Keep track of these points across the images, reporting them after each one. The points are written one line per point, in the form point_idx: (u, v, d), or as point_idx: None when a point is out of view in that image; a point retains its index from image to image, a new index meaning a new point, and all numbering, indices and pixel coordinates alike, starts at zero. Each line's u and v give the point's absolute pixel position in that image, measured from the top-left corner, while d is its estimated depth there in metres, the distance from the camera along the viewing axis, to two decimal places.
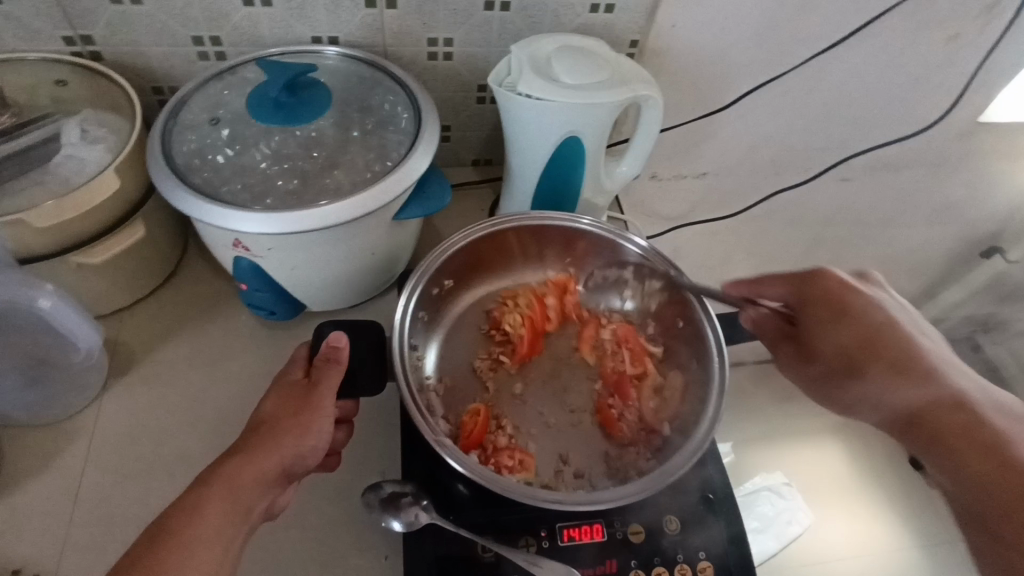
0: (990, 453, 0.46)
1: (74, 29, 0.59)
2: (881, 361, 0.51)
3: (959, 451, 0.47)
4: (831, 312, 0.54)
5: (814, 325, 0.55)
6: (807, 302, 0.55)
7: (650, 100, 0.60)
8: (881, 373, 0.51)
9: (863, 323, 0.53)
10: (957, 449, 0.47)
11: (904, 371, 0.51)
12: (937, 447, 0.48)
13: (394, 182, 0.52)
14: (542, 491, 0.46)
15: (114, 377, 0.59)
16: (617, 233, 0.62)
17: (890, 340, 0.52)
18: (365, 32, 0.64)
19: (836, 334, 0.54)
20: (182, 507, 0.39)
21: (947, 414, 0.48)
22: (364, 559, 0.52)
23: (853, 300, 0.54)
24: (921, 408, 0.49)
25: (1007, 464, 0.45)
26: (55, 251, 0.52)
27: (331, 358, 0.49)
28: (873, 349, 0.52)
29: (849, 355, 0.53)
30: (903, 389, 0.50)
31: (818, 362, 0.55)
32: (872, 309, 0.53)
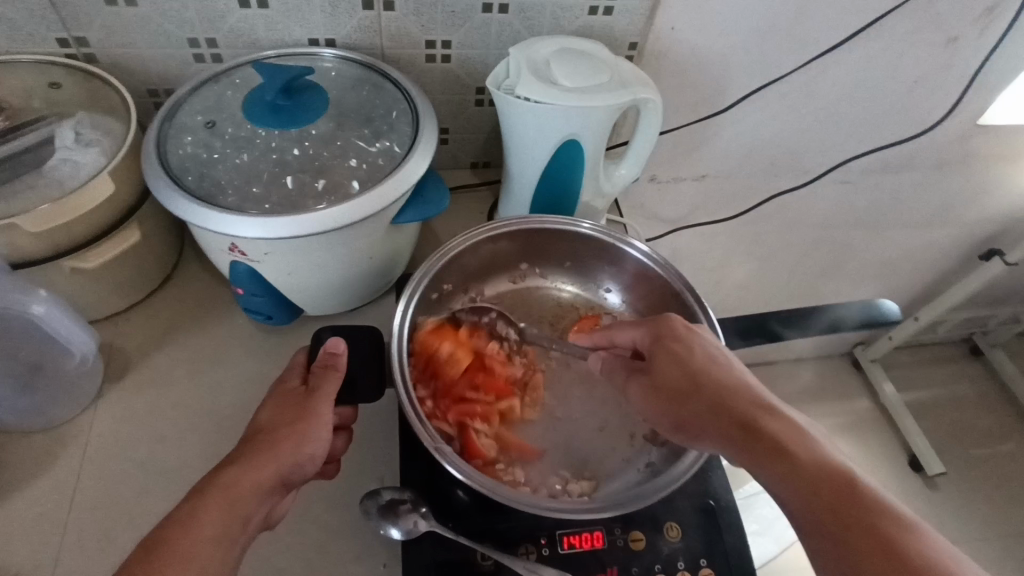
0: (822, 477, 0.38)
1: (68, 31, 0.58)
2: (724, 401, 0.44)
3: (807, 476, 0.38)
4: (686, 353, 0.47)
5: (663, 371, 0.47)
6: (662, 339, 0.49)
7: (650, 103, 0.60)
8: (717, 411, 0.43)
9: (709, 368, 0.46)
10: (800, 467, 0.39)
11: (738, 408, 0.43)
12: (783, 472, 0.39)
13: (393, 185, 0.51)
14: (544, 499, 0.46)
15: (109, 382, 0.59)
16: (617, 236, 0.62)
17: (730, 381, 0.45)
18: (362, 34, 0.63)
19: (670, 363, 0.47)
20: (180, 518, 0.39)
21: (769, 447, 0.40)
22: (363, 566, 0.51)
23: (693, 344, 0.48)
24: (784, 449, 0.40)
25: (837, 480, 0.38)
26: (49, 256, 0.51)
27: (329, 364, 0.48)
28: (720, 395, 0.44)
29: (691, 394, 0.45)
30: (736, 421, 0.42)
31: (664, 399, 0.46)
32: (708, 352, 0.47)
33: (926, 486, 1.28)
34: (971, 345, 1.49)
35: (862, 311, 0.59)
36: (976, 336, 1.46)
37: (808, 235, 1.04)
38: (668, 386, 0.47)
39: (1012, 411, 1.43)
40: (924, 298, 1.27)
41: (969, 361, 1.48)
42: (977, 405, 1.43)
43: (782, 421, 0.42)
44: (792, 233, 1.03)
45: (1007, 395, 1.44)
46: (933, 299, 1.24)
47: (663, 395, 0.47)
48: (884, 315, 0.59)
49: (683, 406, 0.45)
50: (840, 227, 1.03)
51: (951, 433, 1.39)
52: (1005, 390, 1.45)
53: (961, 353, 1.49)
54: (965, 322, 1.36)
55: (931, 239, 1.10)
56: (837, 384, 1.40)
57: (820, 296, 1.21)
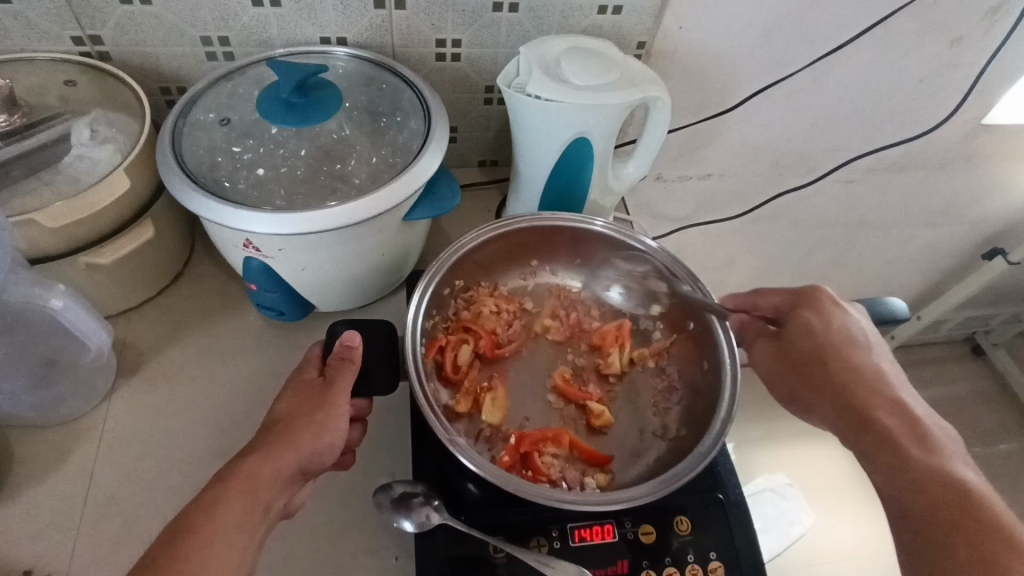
0: (929, 476, 0.42)
1: (83, 29, 0.59)
2: (849, 379, 0.48)
3: (912, 468, 0.43)
4: (823, 327, 0.51)
5: (799, 340, 0.51)
6: (801, 309, 0.52)
7: (660, 101, 0.60)
8: (836, 390, 0.48)
9: (844, 346, 0.49)
10: (910, 460, 0.43)
11: (858, 391, 0.47)
12: (887, 459, 0.44)
13: (406, 182, 0.52)
14: (558, 491, 0.46)
15: (122, 377, 0.59)
16: (628, 233, 0.62)
17: (860, 365, 0.49)
18: (374, 32, 0.64)
19: (804, 339, 0.51)
20: (202, 505, 0.39)
21: (878, 437, 0.45)
22: (375, 559, 0.52)
23: (834, 319, 0.51)
24: (896, 441, 0.44)
25: (944, 490, 0.41)
26: (65, 252, 0.52)
27: (345, 357, 0.49)
28: (846, 377, 0.48)
29: (817, 368, 0.49)
30: (851, 405, 0.47)
31: (791, 369, 0.51)
32: (849, 332, 0.50)
33: None
34: (973, 344, 1.50)
35: (872, 310, 0.59)
36: (976, 336, 1.47)
37: (812, 235, 1.05)
38: (794, 356, 0.51)
39: (1013, 410, 1.44)
40: (927, 297, 1.27)
41: (969, 361, 1.49)
42: (978, 405, 1.44)
43: (902, 420, 0.46)
44: (795, 232, 1.04)
45: (1007, 395, 1.45)
46: (935, 299, 1.25)
47: (789, 363, 0.51)
48: (893, 314, 0.59)
49: (805, 377, 0.50)
50: (843, 227, 1.04)
51: (952, 432, 1.40)
52: (1006, 389, 1.46)
53: (962, 352, 1.50)
54: (967, 321, 1.37)
55: (933, 239, 1.10)
56: None
57: None
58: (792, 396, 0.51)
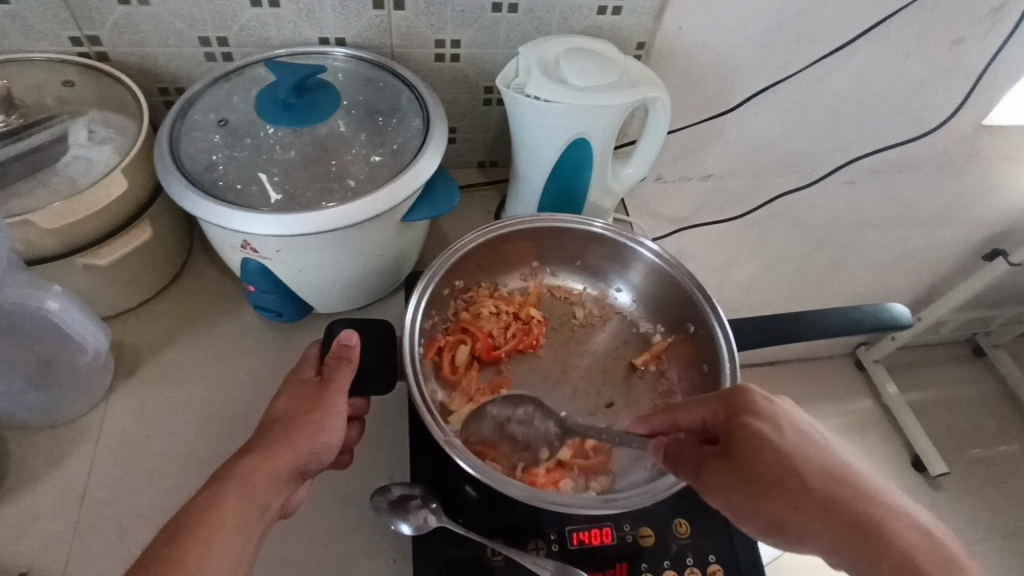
0: None
1: (80, 30, 0.59)
2: (831, 496, 0.39)
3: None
4: (774, 433, 0.42)
5: (752, 457, 0.42)
6: (740, 418, 0.44)
7: (659, 102, 0.60)
8: (823, 507, 0.39)
9: (803, 451, 0.41)
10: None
11: (852, 508, 0.39)
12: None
13: (404, 183, 0.52)
14: (554, 494, 0.46)
15: (120, 379, 0.59)
16: (627, 235, 0.62)
17: (834, 467, 0.41)
18: (373, 33, 0.64)
19: (766, 456, 0.41)
20: (199, 504, 0.39)
21: (895, 563, 0.36)
22: (373, 562, 0.52)
23: (778, 420, 0.43)
24: (914, 561, 0.37)
25: None
26: (62, 253, 0.52)
27: (343, 356, 0.49)
28: (826, 491, 0.40)
29: (790, 485, 0.40)
30: (856, 527, 0.38)
31: (749, 489, 0.41)
32: (799, 430, 0.43)
33: (928, 487, 1.29)
34: (974, 345, 1.50)
35: (873, 313, 0.59)
36: (977, 336, 1.47)
37: (813, 235, 1.05)
38: (754, 474, 0.41)
39: (1014, 411, 1.44)
40: (928, 298, 1.27)
41: (970, 362, 1.49)
42: (979, 406, 1.44)
43: (905, 524, 0.38)
44: (796, 233, 1.04)
45: (1008, 396, 1.45)
46: (936, 300, 1.25)
47: (749, 484, 0.41)
48: (893, 318, 0.59)
49: (786, 504, 0.40)
50: (844, 228, 1.04)
51: (952, 433, 1.40)
52: (1007, 391, 1.46)
53: (963, 353, 1.49)
54: (968, 322, 1.36)
55: (934, 239, 1.10)
56: (839, 385, 1.41)
57: (824, 296, 1.21)
58: (771, 525, 0.40)
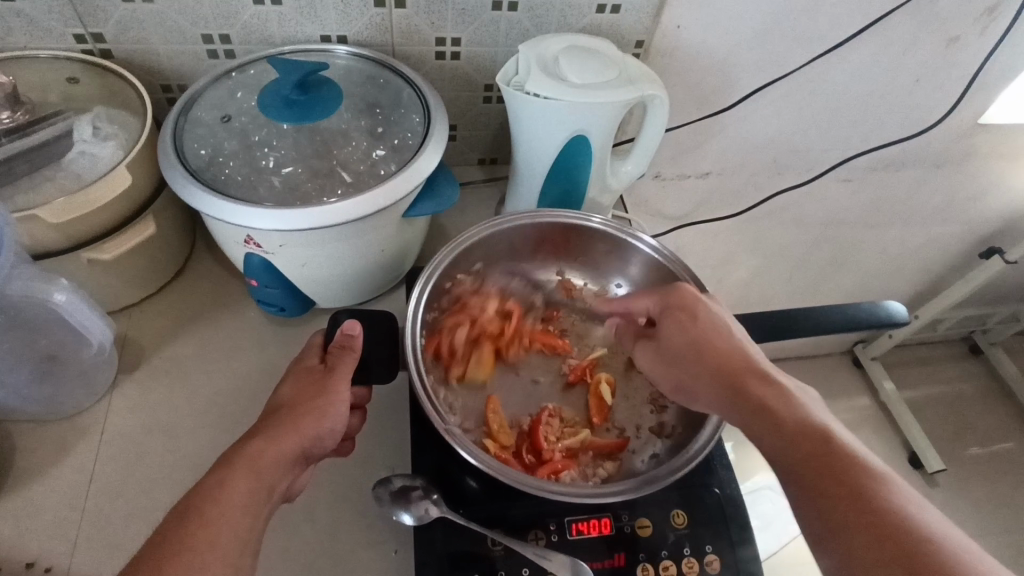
0: (800, 431, 0.42)
1: (85, 27, 0.59)
2: (722, 364, 0.47)
3: (784, 430, 0.42)
4: (690, 322, 0.50)
5: (670, 333, 0.51)
6: (668, 305, 0.52)
7: (657, 100, 0.61)
8: (713, 373, 0.47)
9: (711, 333, 0.49)
10: (780, 421, 0.43)
11: (734, 371, 0.47)
12: (766, 426, 0.43)
13: (405, 179, 0.52)
14: (553, 483, 0.47)
15: (124, 373, 0.60)
16: (625, 230, 0.63)
17: (729, 345, 0.48)
18: (374, 31, 0.64)
19: (677, 331, 0.51)
20: (207, 486, 0.40)
21: (755, 406, 0.44)
22: (374, 553, 0.52)
23: (698, 312, 0.51)
24: (765, 406, 0.44)
25: (812, 438, 0.41)
26: (67, 248, 0.52)
27: (346, 346, 0.50)
28: (720, 359, 0.48)
29: (690, 356, 0.49)
30: (728, 385, 0.46)
31: (668, 364, 0.51)
32: (715, 320, 0.50)
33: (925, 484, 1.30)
34: (971, 343, 1.51)
35: (869, 309, 0.60)
36: (975, 335, 1.48)
37: (810, 233, 1.06)
38: (673, 353, 0.51)
39: (1012, 409, 1.44)
40: (924, 295, 1.28)
41: (968, 360, 1.50)
42: (976, 403, 1.45)
43: (773, 384, 0.45)
44: (794, 231, 1.04)
45: (1004, 394, 1.46)
46: (933, 298, 1.26)
47: (667, 356, 0.51)
48: (889, 314, 0.60)
49: (682, 373, 0.50)
50: (842, 225, 1.05)
51: (949, 430, 1.40)
52: (1004, 389, 1.46)
53: (960, 351, 1.50)
54: (965, 320, 1.37)
55: (931, 237, 1.11)
56: (837, 383, 1.42)
57: (821, 294, 1.22)
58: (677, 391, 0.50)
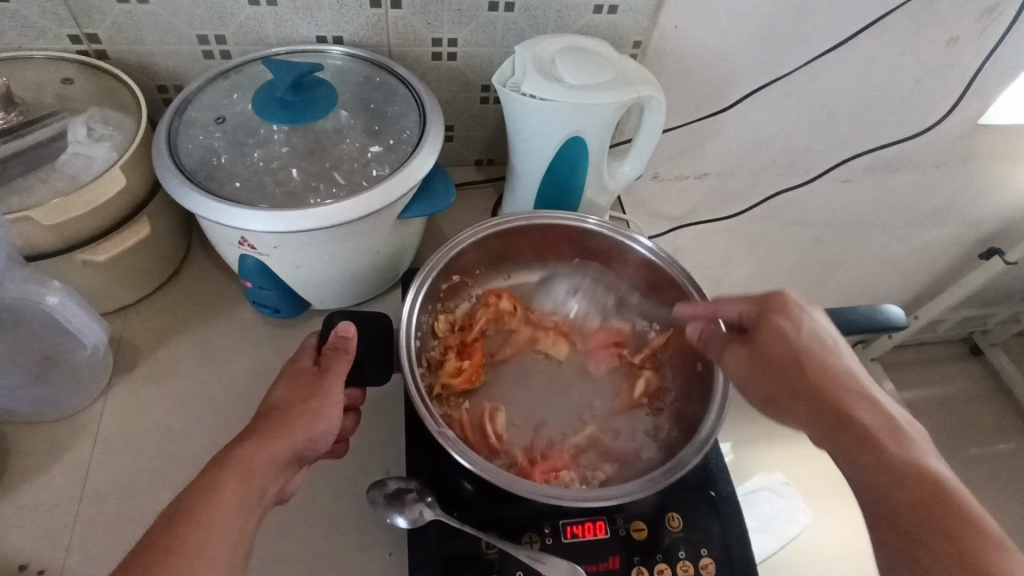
0: (909, 473, 0.38)
1: (80, 28, 0.59)
2: (824, 384, 0.44)
3: (890, 469, 0.38)
4: (794, 331, 0.47)
5: (768, 343, 0.48)
6: (768, 313, 0.49)
7: (654, 101, 0.61)
8: (812, 393, 0.44)
9: (818, 351, 0.46)
10: (885, 457, 0.39)
11: (835, 397, 0.43)
12: (867, 460, 0.39)
13: (400, 181, 0.52)
14: (549, 487, 0.47)
15: (118, 374, 0.59)
16: (621, 232, 0.62)
17: (834, 365, 0.45)
18: (370, 31, 0.64)
19: (772, 342, 0.47)
20: (198, 489, 0.39)
21: (858, 435, 0.41)
22: (368, 555, 0.52)
23: (800, 321, 0.48)
24: (871, 436, 0.40)
25: (921, 483, 0.37)
26: (61, 250, 0.52)
27: (340, 347, 0.49)
28: (820, 377, 0.45)
29: (790, 370, 0.46)
30: (831, 407, 0.43)
31: (760, 372, 0.47)
32: (816, 334, 0.47)
33: None
34: (971, 344, 1.50)
35: (866, 312, 0.60)
36: (975, 335, 1.48)
37: (809, 234, 1.05)
38: (770, 361, 0.47)
39: (1012, 411, 1.44)
40: (923, 296, 1.28)
41: (968, 360, 1.50)
42: (976, 404, 1.45)
43: (878, 414, 0.42)
44: (793, 231, 1.04)
45: (1004, 394, 1.45)
46: (932, 298, 1.26)
47: (761, 366, 0.47)
48: (887, 317, 0.60)
49: (783, 383, 0.46)
50: (841, 226, 1.04)
51: (949, 431, 1.40)
52: (1004, 390, 1.46)
53: (960, 352, 1.50)
54: (965, 321, 1.37)
55: (931, 238, 1.11)
56: None
57: (820, 295, 1.22)
58: (765, 398, 0.47)
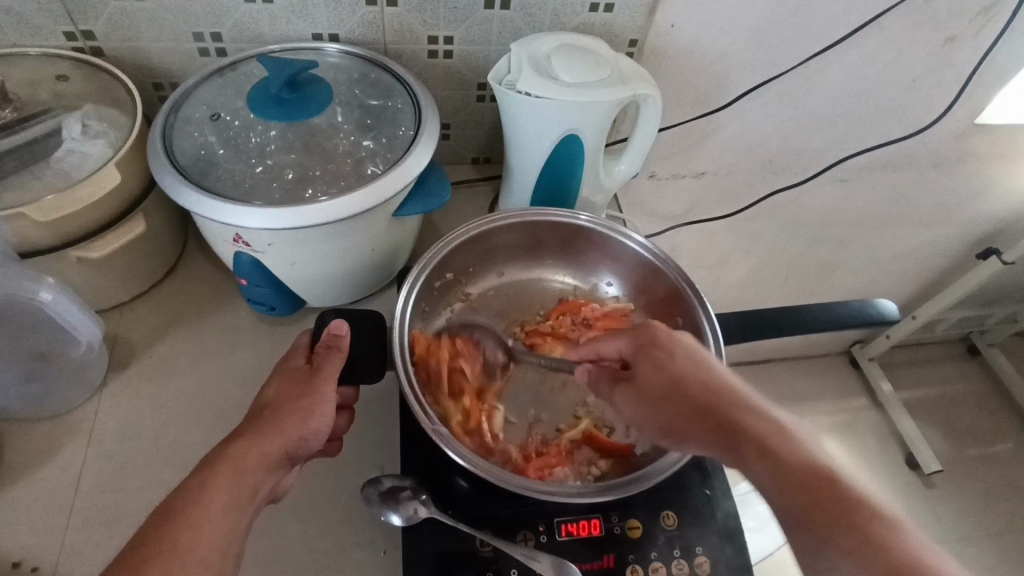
0: (805, 471, 0.39)
1: (75, 24, 0.59)
2: (704, 402, 0.44)
3: (791, 473, 0.39)
4: (666, 358, 0.48)
5: (649, 373, 0.48)
6: (644, 346, 0.50)
7: (649, 99, 0.61)
8: (699, 413, 0.44)
9: (687, 371, 0.46)
10: (782, 461, 0.40)
11: (718, 412, 0.44)
12: (766, 471, 0.40)
13: (394, 178, 0.52)
14: (542, 483, 0.47)
15: (113, 371, 0.59)
16: (615, 228, 0.62)
17: (710, 378, 0.46)
18: (366, 29, 0.64)
19: (653, 369, 0.48)
20: (189, 487, 0.39)
21: (753, 444, 0.41)
22: (362, 553, 0.52)
23: (673, 346, 0.48)
24: (766, 441, 0.41)
25: (814, 475, 0.39)
26: (55, 246, 0.52)
27: (333, 346, 0.49)
28: (701, 395, 0.45)
29: (673, 397, 0.46)
30: (722, 424, 0.43)
31: (650, 407, 0.47)
32: (683, 351, 0.48)
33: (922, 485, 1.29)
34: (968, 344, 1.50)
35: (862, 310, 0.59)
36: (972, 335, 1.47)
37: (807, 233, 1.05)
38: (653, 392, 0.47)
39: (1009, 411, 1.44)
40: (921, 296, 1.28)
41: (966, 361, 1.49)
42: (973, 404, 1.45)
43: (762, 418, 0.43)
44: (790, 231, 1.04)
45: (1001, 394, 1.45)
46: (930, 298, 1.26)
47: (649, 400, 0.47)
48: (882, 314, 0.59)
49: (668, 413, 0.46)
50: (838, 226, 1.04)
51: (947, 431, 1.40)
52: (1002, 390, 1.46)
53: (958, 352, 1.50)
54: (963, 321, 1.37)
55: (928, 238, 1.11)
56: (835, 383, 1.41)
57: (817, 295, 1.22)
58: (664, 431, 0.46)
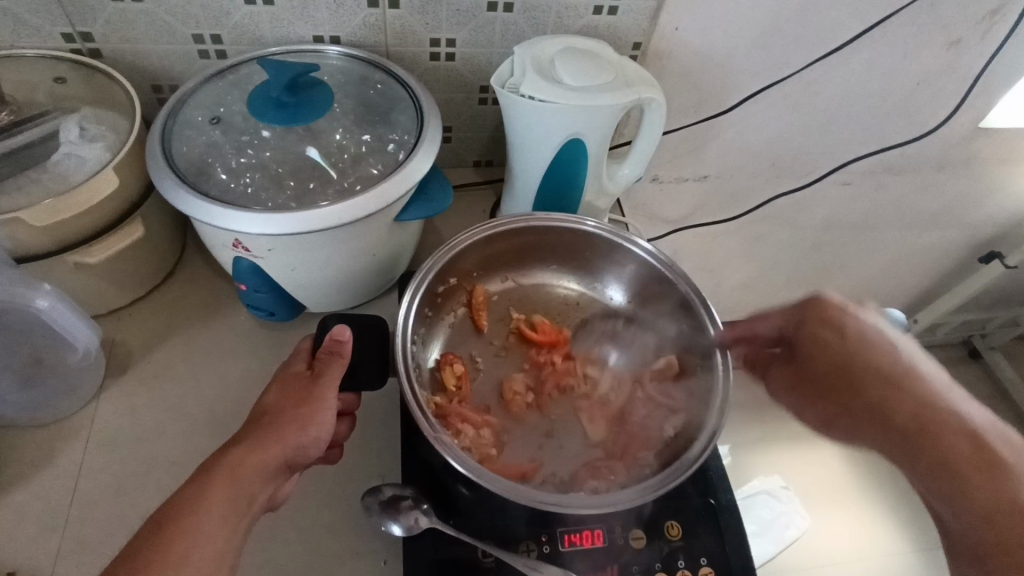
0: (994, 504, 0.44)
1: (73, 26, 0.59)
2: (885, 398, 0.50)
3: (978, 497, 0.44)
4: (838, 340, 0.52)
5: (811, 355, 0.53)
6: (807, 325, 0.53)
7: (654, 103, 0.60)
8: (874, 410, 0.50)
9: (863, 359, 0.51)
10: (972, 495, 0.45)
11: (905, 409, 0.49)
12: (953, 492, 0.45)
13: (396, 184, 0.51)
14: (545, 494, 0.46)
15: (110, 377, 0.59)
16: (620, 234, 0.62)
17: (892, 371, 0.50)
18: (367, 32, 0.64)
19: (823, 356, 0.52)
20: (187, 497, 0.39)
21: (936, 457, 0.47)
22: (361, 563, 0.51)
23: (844, 326, 0.52)
24: (948, 457, 0.46)
25: (1007, 509, 0.43)
26: (52, 251, 0.51)
27: (334, 351, 0.49)
28: (878, 392, 0.50)
29: (844, 382, 0.51)
30: (898, 426, 0.49)
31: (809, 386, 0.54)
32: (859, 334, 0.52)
33: None
34: (970, 348, 1.50)
35: None
36: (973, 339, 1.47)
37: (810, 236, 1.04)
38: (820, 374, 0.53)
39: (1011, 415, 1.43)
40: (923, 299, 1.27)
41: (968, 364, 1.49)
42: None
43: (958, 427, 0.47)
44: (793, 234, 1.03)
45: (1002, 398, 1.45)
46: (932, 302, 1.25)
47: (807, 381, 0.54)
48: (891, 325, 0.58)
49: (837, 398, 0.52)
50: (842, 229, 1.04)
51: None
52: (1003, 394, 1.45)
53: (959, 356, 1.50)
54: (964, 324, 1.37)
55: (932, 241, 1.10)
56: None
57: None
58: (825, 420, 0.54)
